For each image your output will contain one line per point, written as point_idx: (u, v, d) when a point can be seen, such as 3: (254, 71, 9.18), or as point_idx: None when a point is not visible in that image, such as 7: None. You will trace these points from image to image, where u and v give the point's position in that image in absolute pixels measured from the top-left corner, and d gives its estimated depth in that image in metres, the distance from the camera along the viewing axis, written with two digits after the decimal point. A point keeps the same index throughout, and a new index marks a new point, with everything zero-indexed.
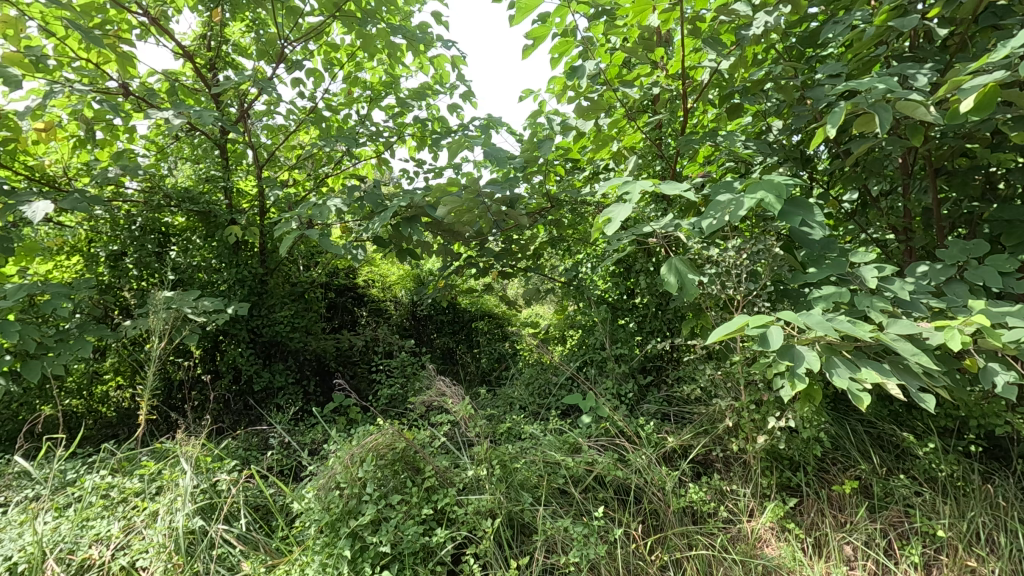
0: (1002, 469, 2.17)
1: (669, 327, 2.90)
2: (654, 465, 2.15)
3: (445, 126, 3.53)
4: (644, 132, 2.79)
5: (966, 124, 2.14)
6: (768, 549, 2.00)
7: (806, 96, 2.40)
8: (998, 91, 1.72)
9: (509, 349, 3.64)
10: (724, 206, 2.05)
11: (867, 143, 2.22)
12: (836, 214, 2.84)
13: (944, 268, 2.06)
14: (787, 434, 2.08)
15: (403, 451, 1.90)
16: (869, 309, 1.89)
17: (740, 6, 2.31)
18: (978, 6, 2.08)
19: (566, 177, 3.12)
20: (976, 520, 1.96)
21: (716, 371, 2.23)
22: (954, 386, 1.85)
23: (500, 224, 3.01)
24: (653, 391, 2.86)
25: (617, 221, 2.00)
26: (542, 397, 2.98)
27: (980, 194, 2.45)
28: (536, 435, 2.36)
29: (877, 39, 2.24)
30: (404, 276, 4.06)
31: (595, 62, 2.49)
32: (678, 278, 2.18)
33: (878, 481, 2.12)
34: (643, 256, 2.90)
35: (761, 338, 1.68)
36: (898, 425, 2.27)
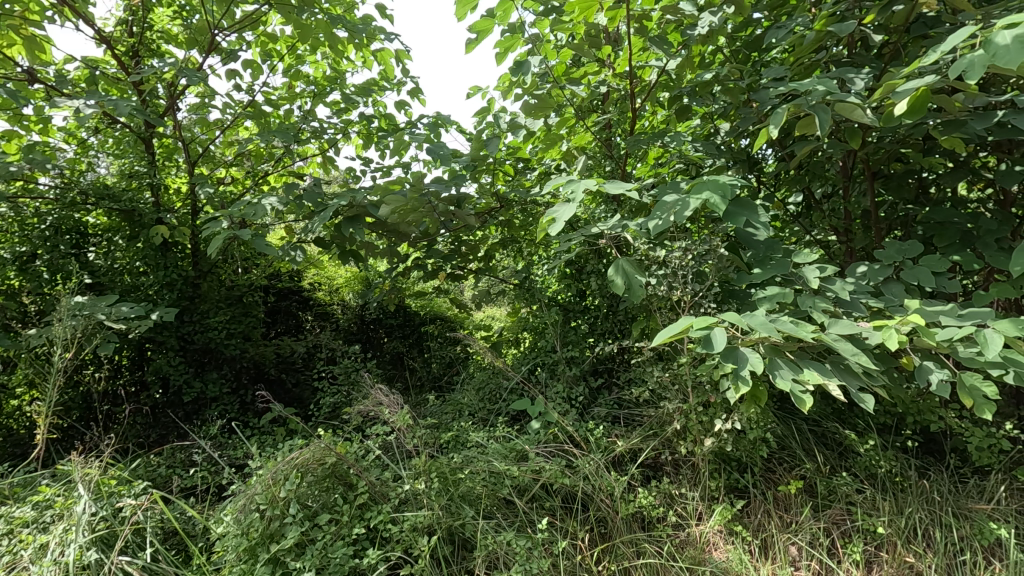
0: (936, 464, 2.22)
1: (620, 329, 2.86)
2: (604, 471, 2.10)
3: (392, 124, 3.40)
4: (594, 132, 2.74)
5: (900, 129, 2.18)
6: (716, 553, 1.97)
7: (751, 99, 2.40)
8: (930, 94, 1.74)
9: (460, 353, 3.53)
10: (671, 207, 2.01)
11: (809, 146, 2.23)
12: (782, 215, 2.87)
13: (882, 268, 2.09)
14: (735, 436, 2.06)
15: (334, 466, 1.80)
16: (811, 310, 1.89)
17: (685, 7, 2.29)
18: (910, 14, 2.13)
19: (516, 177, 3.04)
20: (914, 516, 1.98)
21: (664, 373, 2.18)
22: (892, 385, 1.86)
23: (447, 225, 2.90)
24: (604, 393, 2.80)
25: (562, 220, 1.94)
26: (492, 402, 2.89)
27: (915, 197, 2.51)
28: (483, 443, 2.27)
29: (817, 44, 2.25)
30: (351, 279, 3.88)
31: (541, 58, 2.43)
32: (625, 279, 2.13)
33: (822, 480, 2.12)
34: (594, 256, 2.84)
35: (705, 341, 1.63)
36: (841, 423, 2.29)
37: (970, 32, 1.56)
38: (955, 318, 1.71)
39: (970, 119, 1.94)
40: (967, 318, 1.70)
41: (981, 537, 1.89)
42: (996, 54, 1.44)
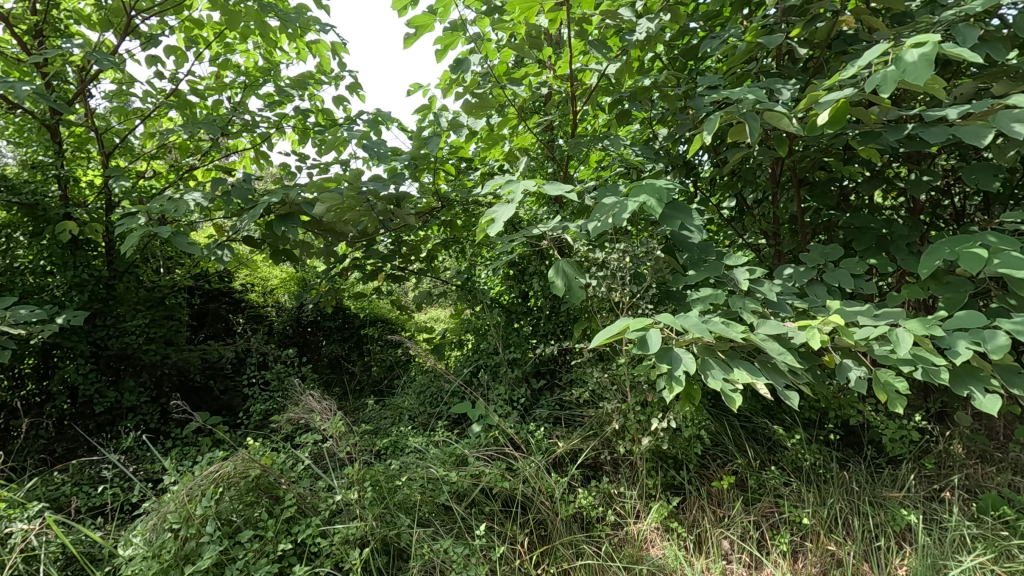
0: (855, 456, 2.34)
1: (562, 330, 2.86)
2: (544, 473, 2.07)
3: (330, 119, 3.26)
4: (536, 133, 2.73)
5: (823, 138, 2.29)
6: (653, 550, 2.00)
7: (687, 105, 2.45)
8: (849, 106, 1.83)
9: (401, 356, 3.43)
10: (609, 209, 2.02)
11: (740, 152, 2.31)
12: (717, 219, 2.96)
13: (806, 270, 2.19)
14: (671, 434, 2.10)
15: (257, 479, 1.72)
16: (741, 310, 1.95)
17: (624, 13, 2.31)
18: (831, 31, 2.26)
19: (458, 176, 2.99)
20: (835, 506, 2.07)
21: (603, 374, 2.20)
22: (815, 381, 1.95)
23: (386, 225, 2.81)
24: (546, 395, 2.79)
25: (501, 221, 1.91)
26: (433, 405, 2.82)
27: (836, 204, 2.65)
28: (421, 449, 2.20)
29: (748, 55, 2.33)
30: (286, 280, 3.70)
31: (482, 57, 2.39)
32: (565, 281, 2.12)
33: (752, 474, 2.19)
34: (536, 257, 2.83)
35: (641, 342, 1.65)
36: (770, 419, 2.38)
37: (884, 48, 1.64)
38: (871, 318, 1.80)
39: (884, 131, 2.06)
40: (882, 318, 1.80)
41: (894, 524, 2.00)
42: (905, 70, 1.53)
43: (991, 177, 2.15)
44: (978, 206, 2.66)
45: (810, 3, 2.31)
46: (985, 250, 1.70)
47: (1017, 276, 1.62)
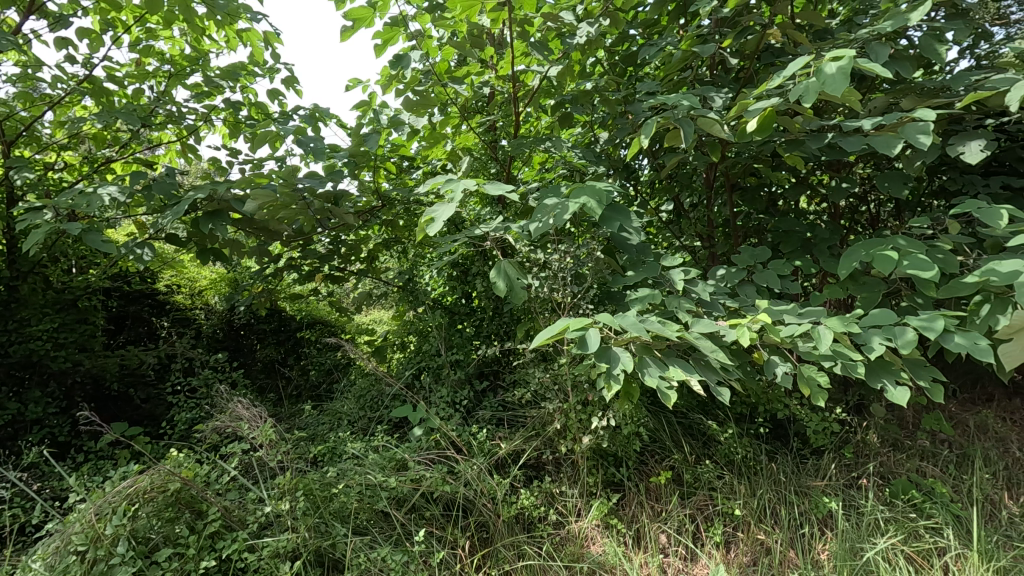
0: (782, 447, 2.46)
1: (506, 331, 2.84)
2: (486, 475, 2.05)
3: (263, 112, 3.11)
4: (478, 134, 2.71)
5: (753, 145, 2.39)
6: (593, 548, 2.03)
7: (627, 110, 2.50)
8: (776, 115, 1.91)
9: (341, 359, 3.31)
10: (550, 210, 2.02)
11: (676, 157, 2.37)
12: (655, 221, 3.04)
13: (737, 271, 2.28)
14: (610, 432, 2.13)
15: (178, 493, 1.61)
16: (677, 310, 2.01)
17: (565, 16, 2.33)
18: (759, 43, 2.37)
19: (399, 176, 2.92)
20: (764, 497, 2.17)
21: (545, 374, 2.20)
22: (746, 378, 2.03)
23: (323, 224, 2.69)
24: (489, 396, 2.76)
25: (440, 220, 1.87)
26: (373, 409, 2.74)
27: (766, 208, 2.78)
28: (359, 455, 2.12)
29: (683, 63, 2.40)
30: (216, 280, 3.50)
31: (422, 54, 2.33)
32: (507, 282, 2.10)
33: (688, 469, 2.25)
34: (479, 258, 2.80)
35: (580, 342, 1.65)
36: (705, 414, 2.45)
37: (806, 60, 1.73)
38: (796, 316, 1.90)
39: (807, 139, 2.18)
40: (806, 316, 1.89)
41: (817, 511, 2.11)
42: (825, 82, 1.62)
43: (901, 185, 2.31)
44: (891, 212, 2.85)
45: (741, 16, 2.40)
46: (895, 252, 1.82)
47: (923, 277, 1.75)
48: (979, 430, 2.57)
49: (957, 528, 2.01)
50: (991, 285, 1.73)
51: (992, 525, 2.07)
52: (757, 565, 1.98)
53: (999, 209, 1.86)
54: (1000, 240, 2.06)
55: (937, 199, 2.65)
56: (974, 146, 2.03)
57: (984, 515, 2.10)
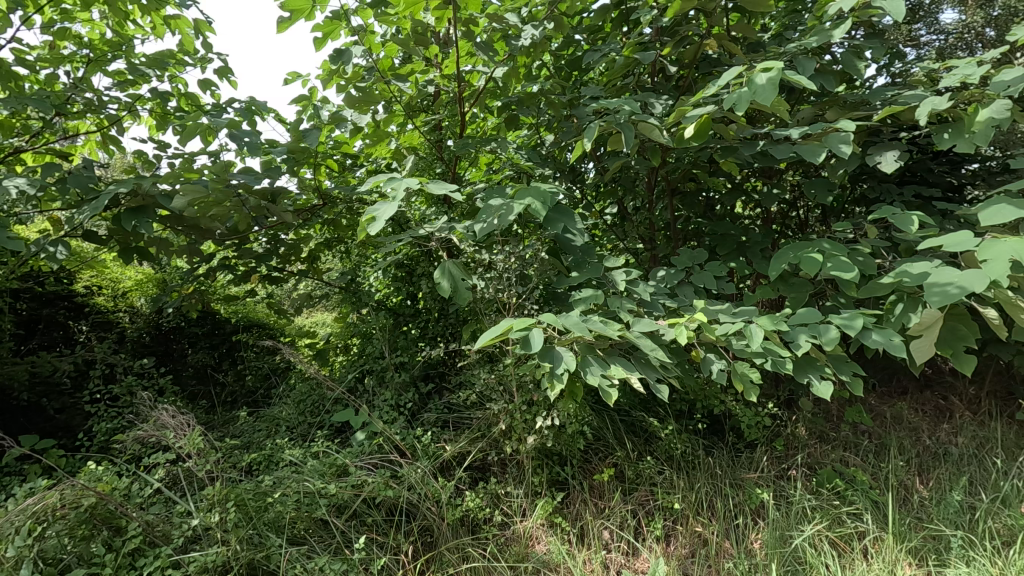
0: (719, 442, 2.55)
1: (451, 332, 2.80)
2: (430, 478, 2.02)
3: (195, 104, 2.95)
4: (424, 133, 2.67)
5: (691, 151, 2.47)
6: (538, 547, 2.04)
7: (571, 113, 2.53)
8: (712, 122, 1.98)
9: (280, 363, 3.18)
10: (495, 211, 2.01)
11: (619, 161, 2.42)
12: (599, 223, 3.09)
13: (677, 272, 2.35)
14: (555, 432, 2.14)
15: (93, 508, 1.48)
16: (619, 310, 2.05)
17: (509, 18, 2.33)
18: (697, 53, 2.46)
19: (342, 173, 2.84)
20: (701, 490, 2.24)
21: (490, 375, 2.18)
22: (684, 375, 2.09)
23: (259, 222, 2.56)
24: (434, 398, 2.72)
25: (381, 220, 1.83)
26: (313, 415, 2.65)
27: (703, 212, 2.88)
28: (297, 462, 2.04)
29: (625, 69, 2.46)
30: (142, 281, 3.28)
31: (364, 50, 2.27)
32: (451, 283, 2.08)
33: (630, 465, 2.30)
34: (424, 259, 2.76)
35: (524, 342, 1.65)
36: (646, 412, 2.52)
37: (739, 70, 1.80)
38: (730, 315, 1.97)
39: (741, 146, 2.27)
40: (739, 315, 1.97)
41: (750, 502, 2.20)
42: (756, 92, 1.70)
43: (826, 192, 2.45)
44: (818, 217, 3.02)
45: (680, 25, 2.48)
46: (820, 255, 1.93)
47: (844, 278, 1.86)
48: (895, 421, 2.75)
49: (874, 513, 2.14)
50: (904, 285, 1.85)
51: (906, 508, 2.23)
52: (694, 557, 2.04)
53: (910, 215, 2.00)
54: (911, 244, 2.21)
55: (858, 206, 2.83)
56: (889, 156, 2.17)
57: (898, 500, 2.26)
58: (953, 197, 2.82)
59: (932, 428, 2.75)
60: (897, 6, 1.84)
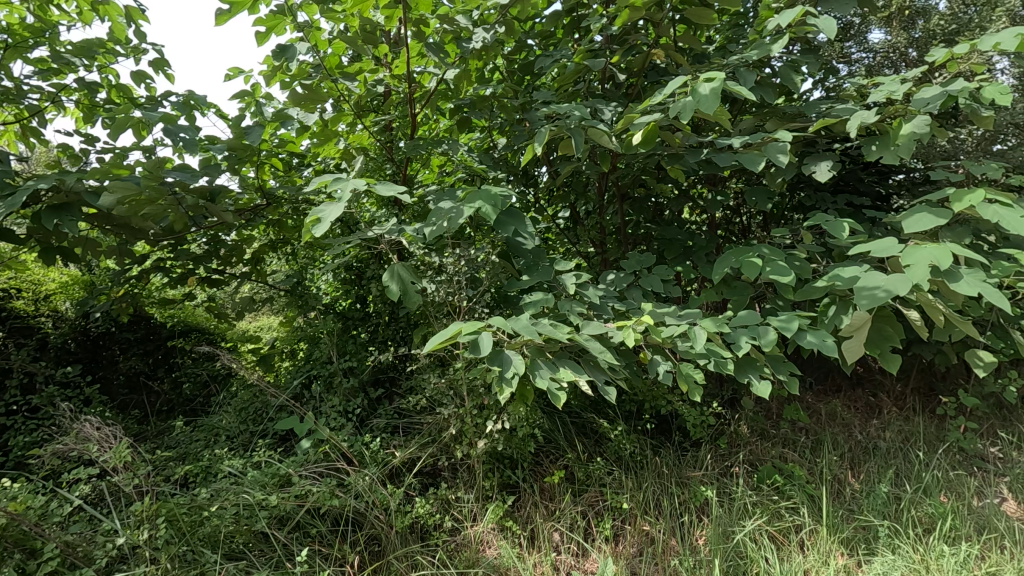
0: (666, 442, 2.61)
1: (402, 336, 2.74)
2: (378, 485, 1.97)
3: (126, 96, 2.78)
4: (373, 133, 2.61)
5: (639, 157, 2.52)
6: (488, 551, 2.03)
7: (523, 117, 2.54)
8: (658, 129, 2.02)
9: (220, 370, 3.03)
10: (445, 214, 1.99)
11: (570, 165, 2.45)
12: (551, 227, 3.11)
13: (625, 276, 2.40)
14: (506, 435, 2.12)
15: (4, 529, 1.37)
16: (569, 313, 2.07)
17: (461, 19, 2.31)
18: (645, 62, 2.53)
19: (287, 173, 2.73)
20: (649, 489, 2.28)
21: (440, 379, 2.15)
22: (632, 376, 2.12)
23: (197, 222, 2.43)
24: (384, 403, 2.65)
25: (327, 221, 1.77)
26: (255, 423, 2.54)
27: (651, 217, 2.95)
28: (236, 473, 1.94)
29: (576, 75, 2.49)
30: (67, 283, 3.06)
31: (309, 46, 2.20)
32: (400, 285, 2.03)
33: (581, 466, 2.32)
34: (374, 261, 2.70)
35: (473, 345, 1.63)
36: (597, 413, 2.55)
37: (683, 80, 1.84)
38: (676, 318, 2.02)
39: (686, 154, 2.33)
40: (684, 318, 2.02)
41: (695, 500, 2.26)
42: (700, 101, 1.75)
43: (765, 199, 2.56)
44: (759, 224, 3.14)
45: (629, 34, 2.54)
46: (759, 260, 2.01)
47: (782, 282, 1.94)
48: (829, 418, 2.90)
49: (810, 506, 2.24)
50: (836, 289, 1.95)
51: (839, 501, 2.35)
52: (642, 555, 2.08)
53: (842, 222, 2.12)
54: (843, 249, 2.34)
55: (796, 213, 2.97)
56: (823, 166, 2.28)
57: (832, 493, 2.37)
58: (880, 205, 3.00)
59: (863, 423, 2.91)
60: (830, 24, 1.94)
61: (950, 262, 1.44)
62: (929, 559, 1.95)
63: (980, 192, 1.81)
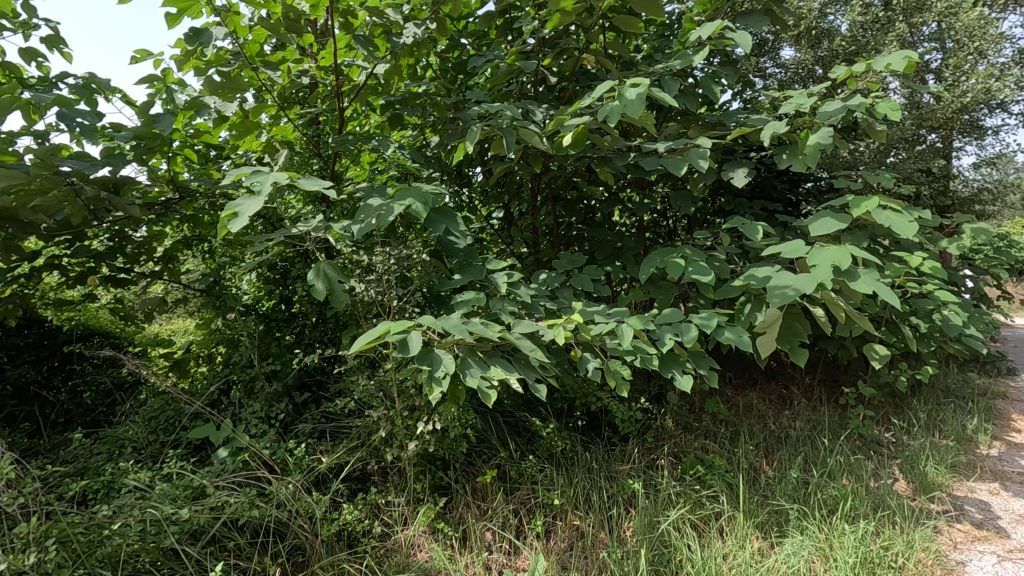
0: (596, 437, 2.66)
1: (330, 338, 2.63)
2: (303, 493, 1.89)
3: (15, 76, 2.50)
4: (299, 127, 2.50)
5: (571, 159, 2.55)
6: (420, 554, 2.00)
7: (456, 116, 2.51)
8: (587, 131, 2.05)
9: (126, 378, 2.75)
10: (374, 211, 1.92)
11: (503, 165, 2.45)
12: (486, 227, 3.10)
13: (556, 276, 2.42)
14: (437, 436, 2.08)
15: None
16: (501, 312, 2.07)
17: (391, 13, 2.24)
18: (575, 66, 2.57)
19: (204, 165, 2.56)
20: (580, 485, 2.32)
21: (370, 381, 2.08)
22: (562, 374, 2.15)
23: (99, 216, 2.23)
24: (310, 408, 2.54)
25: (245, 216, 1.67)
26: (166, 432, 2.35)
27: (583, 219, 3.00)
28: (143, 487, 1.79)
29: (508, 76, 2.49)
30: None
31: (226, 32, 2.06)
32: (327, 284, 1.94)
33: (513, 465, 2.33)
34: (300, 260, 2.59)
35: (401, 345, 1.59)
36: (529, 412, 2.57)
37: (611, 83, 1.88)
38: (604, 316, 2.07)
39: (615, 157, 2.39)
40: (613, 316, 2.07)
41: (623, 493, 2.32)
42: (626, 105, 1.80)
43: (688, 203, 2.67)
44: (684, 227, 3.28)
45: (560, 38, 2.57)
46: (682, 260, 2.09)
47: (702, 281, 2.03)
48: (746, 410, 3.08)
49: (729, 494, 2.36)
50: (752, 289, 2.06)
51: (755, 487, 2.49)
52: (572, 549, 2.11)
53: (756, 225, 2.25)
54: (758, 251, 2.49)
55: (717, 217, 3.12)
56: (740, 173, 2.41)
57: (748, 480, 2.52)
58: (791, 211, 3.22)
59: (776, 414, 3.10)
60: (746, 38, 2.05)
61: (849, 262, 1.56)
62: (832, 538, 2.10)
63: (874, 199, 1.98)
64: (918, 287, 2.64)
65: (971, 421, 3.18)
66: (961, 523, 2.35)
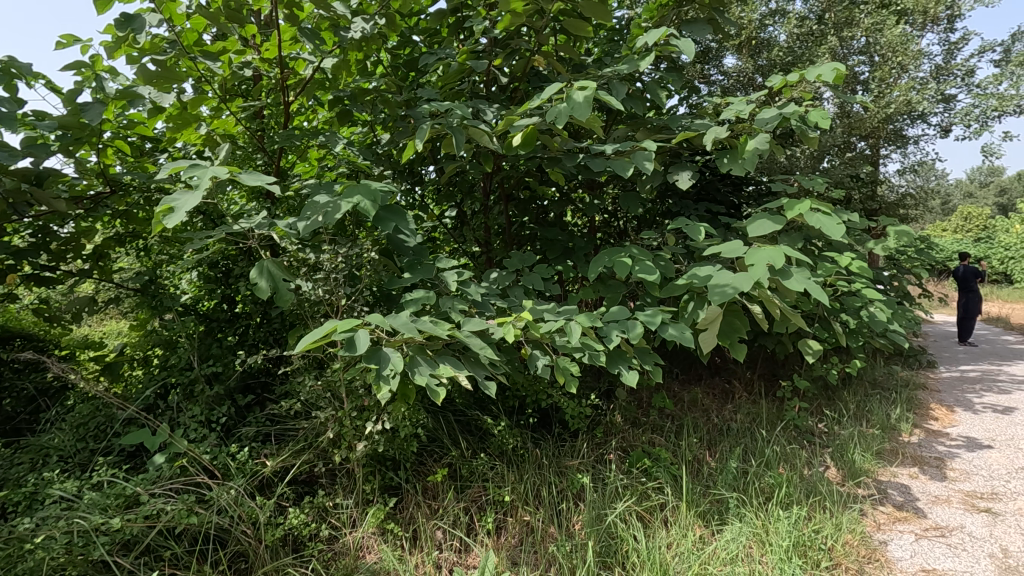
0: (546, 434, 2.70)
1: (276, 339, 2.56)
2: (246, 498, 1.83)
3: None
4: (242, 120, 2.41)
5: (521, 159, 2.57)
6: (368, 556, 1.97)
7: (407, 114, 2.48)
8: (537, 132, 2.08)
9: (51, 383, 2.60)
10: (321, 208, 1.88)
11: (453, 164, 2.44)
12: (437, 225, 3.08)
13: (507, 274, 2.44)
14: (387, 436, 2.06)
15: None
16: (451, 310, 2.06)
17: (338, 6, 2.19)
18: (526, 67, 2.59)
19: (138, 157, 2.43)
20: (531, 481, 2.35)
21: (317, 382, 2.03)
22: (512, 372, 2.17)
23: (19, 210, 2.06)
24: (254, 411, 2.46)
25: (182, 211, 1.60)
26: (96, 440, 2.22)
27: (534, 218, 3.03)
28: (70, 498, 1.69)
29: (459, 75, 2.48)
30: None
31: (161, 19, 1.97)
32: (271, 283, 1.88)
33: (465, 463, 2.33)
34: (244, 259, 2.50)
35: (348, 344, 1.56)
36: (481, 410, 2.58)
37: (559, 85, 1.91)
38: (553, 314, 2.10)
39: (564, 157, 2.42)
40: (562, 314, 2.10)
41: (573, 487, 2.36)
42: (574, 107, 1.83)
43: (636, 204, 2.74)
44: (632, 227, 3.36)
45: (512, 39, 2.58)
46: (629, 259, 2.15)
47: (648, 279, 2.09)
48: (690, 404, 3.20)
49: (673, 485, 2.45)
50: (694, 286, 2.14)
51: (698, 478, 2.59)
52: (522, 545, 2.14)
53: (698, 226, 2.33)
54: (700, 251, 2.58)
55: (664, 218, 3.22)
56: (684, 175, 2.50)
57: (691, 471, 2.61)
58: (733, 213, 3.35)
59: (719, 408, 3.23)
60: (689, 46, 2.13)
61: (782, 262, 1.64)
62: (768, 524, 2.21)
63: (806, 202, 2.08)
64: (847, 286, 2.80)
65: (894, 410, 3.41)
66: (884, 505, 2.52)
